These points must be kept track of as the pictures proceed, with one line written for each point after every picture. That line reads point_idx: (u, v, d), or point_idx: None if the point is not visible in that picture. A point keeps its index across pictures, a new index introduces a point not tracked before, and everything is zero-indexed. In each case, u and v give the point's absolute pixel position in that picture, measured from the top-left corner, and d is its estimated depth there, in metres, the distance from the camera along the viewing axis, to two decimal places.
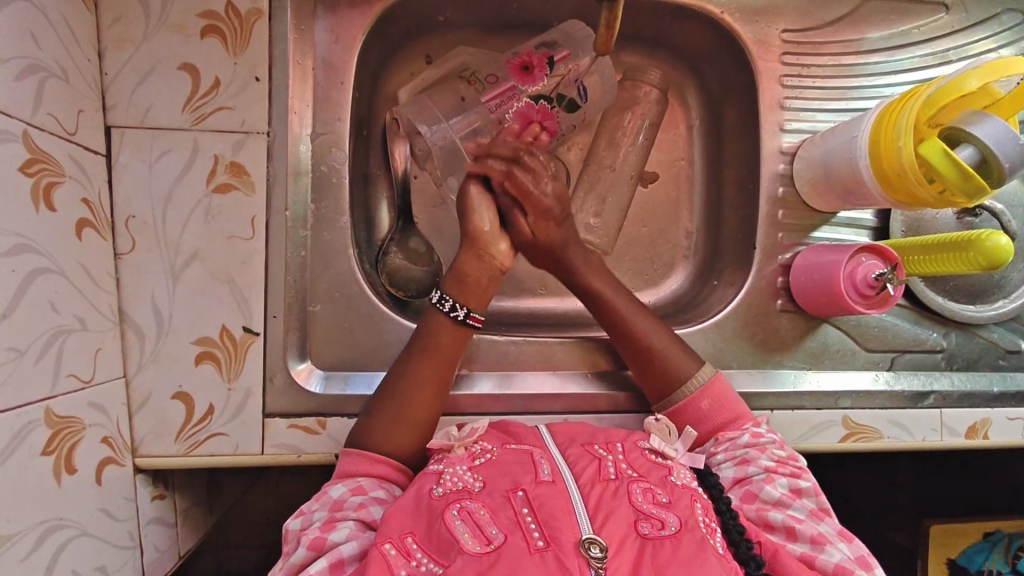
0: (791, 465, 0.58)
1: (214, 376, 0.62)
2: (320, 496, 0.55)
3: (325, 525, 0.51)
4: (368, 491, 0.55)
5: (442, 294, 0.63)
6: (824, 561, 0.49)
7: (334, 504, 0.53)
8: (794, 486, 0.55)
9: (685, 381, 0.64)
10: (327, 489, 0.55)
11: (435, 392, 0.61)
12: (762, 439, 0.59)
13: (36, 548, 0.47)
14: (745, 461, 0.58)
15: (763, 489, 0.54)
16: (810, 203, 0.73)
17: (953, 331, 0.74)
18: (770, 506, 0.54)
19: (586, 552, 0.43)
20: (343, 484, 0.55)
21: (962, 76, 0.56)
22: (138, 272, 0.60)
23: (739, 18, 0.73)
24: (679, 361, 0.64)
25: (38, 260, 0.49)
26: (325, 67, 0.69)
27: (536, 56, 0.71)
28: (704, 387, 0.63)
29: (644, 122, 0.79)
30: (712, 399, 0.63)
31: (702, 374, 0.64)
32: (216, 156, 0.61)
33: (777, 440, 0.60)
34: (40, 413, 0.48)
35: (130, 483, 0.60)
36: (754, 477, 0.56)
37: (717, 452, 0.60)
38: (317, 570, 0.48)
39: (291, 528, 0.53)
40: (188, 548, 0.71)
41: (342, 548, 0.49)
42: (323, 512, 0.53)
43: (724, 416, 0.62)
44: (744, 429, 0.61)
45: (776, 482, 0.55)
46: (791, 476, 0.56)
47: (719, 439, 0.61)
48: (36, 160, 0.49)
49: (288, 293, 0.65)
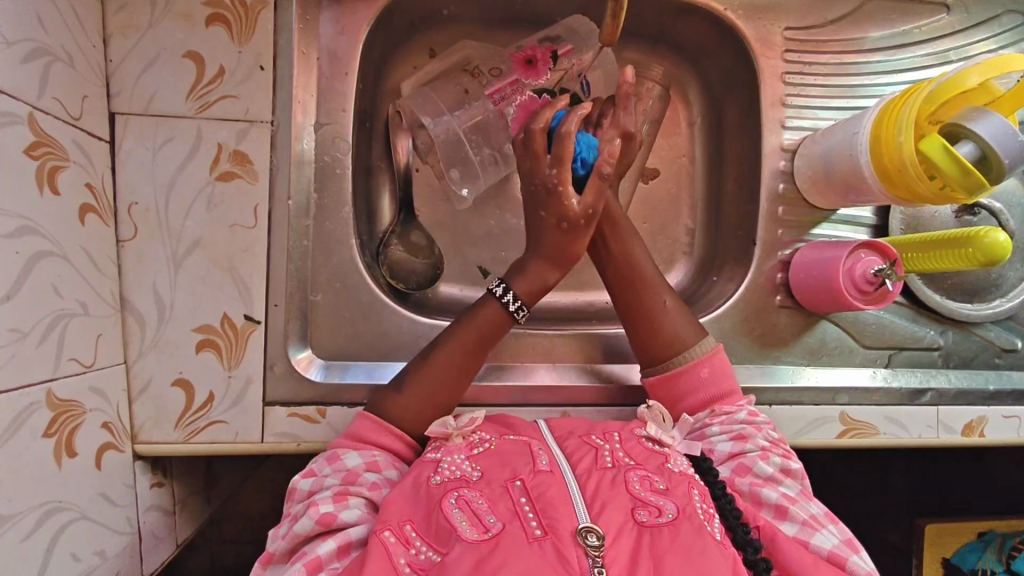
0: (781, 447, 0.58)
1: (214, 364, 0.62)
2: (334, 462, 0.55)
3: (336, 497, 0.51)
4: (382, 469, 0.55)
5: (520, 305, 0.64)
6: (817, 544, 0.48)
7: (348, 475, 0.54)
8: (784, 466, 0.56)
9: (686, 349, 0.63)
10: (341, 455, 0.56)
11: (468, 354, 0.62)
12: (759, 418, 0.60)
13: (35, 531, 0.47)
14: (741, 437, 0.58)
15: (757, 464, 0.55)
16: (810, 199, 0.73)
17: (951, 329, 0.75)
18: (762, 482, 0.54)
19: (583, 541, 0.42)
20: (359, 455, 0.55)
21: (964, 72, 0.56)
22: (140, 258, 0.60)
23: (742, 15, 0.74)
24: (681, 329, 0.64)
25: (41, 243, 0.49)
26: (329, 57, 0.69)
27: (539, 50, 0.73)
28: (704, 356, 0.63)
29: (645, 119, 0.81)
30: (711, 368, 0.62)
31: (702, 344, 0.63)
32: (219, 144, 0.62)
33: (770, 422, 0.61)
34: (41, 395, 0.48)
35: (129, 469, 0.60)
36: (749, 453, 0.56)
37: (713, 423, 0.60)
38: (325, 550, 0.48)
39: (300, 488, 0.54)
40: (186, 537, 0.71)
41: (350, 530, 0.49)
42: (335, 480, 0.54)
43: (721, 388, 0.62)
44: (740, 405, 0.61)
45: (769, 459, 0.56)
46: (783, 457, 0.57)
47: (715, 411, 0.61)
48: (41, 144, 0.49)
49: (289, 282, 0.65)
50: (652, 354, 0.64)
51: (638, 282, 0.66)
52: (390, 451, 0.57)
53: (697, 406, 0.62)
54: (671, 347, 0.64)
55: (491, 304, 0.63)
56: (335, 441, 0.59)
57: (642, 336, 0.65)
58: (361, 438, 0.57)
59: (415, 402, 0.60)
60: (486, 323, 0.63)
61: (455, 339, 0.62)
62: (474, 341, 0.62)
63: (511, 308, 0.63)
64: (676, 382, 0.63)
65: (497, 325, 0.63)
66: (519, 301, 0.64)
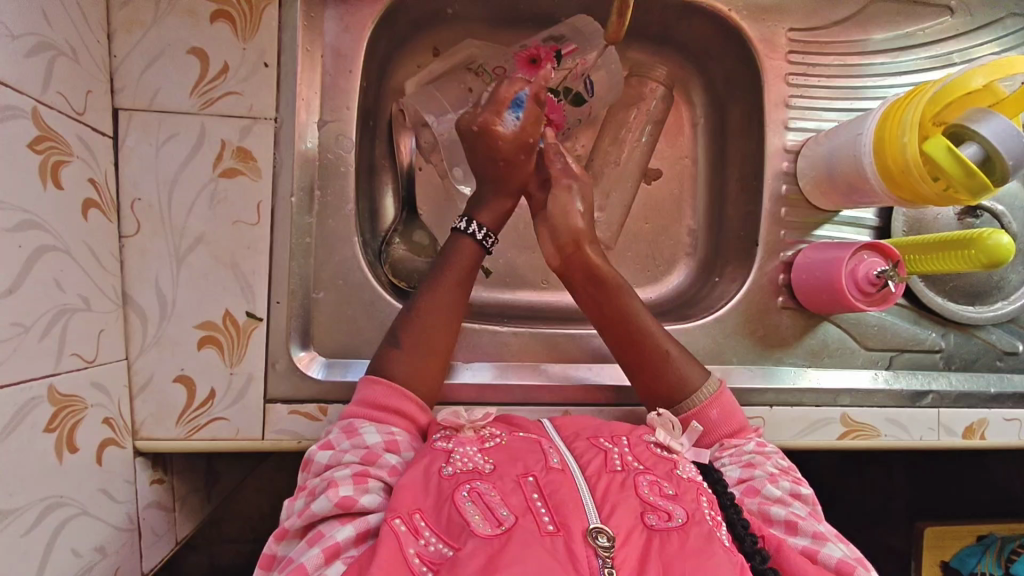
0: (792, 474, 0.58)
1: (216, 361, 0.62)
2: (352, 437, 0.55)
3: (356, 478, 0.51)
4: (400, 450, 0.55)
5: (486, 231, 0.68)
6: (826, 554, 0.48)
7: (367, 455, 0.54)
8: (794, 489, 0.55)
9: (692, 391, 0.63)
10: (360, 429, 0.56)
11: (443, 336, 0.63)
12: (767, 448, 0.60)
13: (36, 526, 0.47)
14: (751, 464, 0.58)
15: (765, 486, 0.55)
16: (813, 201, 0.73)
17: (952, 331, 0.75)
18: (771, 502, 0.54)
19: (593, 541, 0.43)
20: (379, 433, 0.55)
21: (968, 73, 0.56)
22: (142, 254, 0.60)
23: (745, 17, 0.74)
24: (686, 372, 0.64)
25: (44, 238, 0.49)
26: (333, 55, 0.69)
27: (543, 50, 0.72)
28: (712, 398, 0.63)
29: (648, 120, 0.80)
30: (720, 409, 0.62)
31: (708, 386, 0.63)
32: (223, 141, 0.61)
33: (781, 451, 0.61)
34: (43, 390, 0.48)
35: (130, 466, 0.60)
36: (758, 477, 0.56)
37: (722, 456, 0.60)
38: (343, 536, 0.47)
39: (318, 461, 0.54)
40: (186, 535, 0.70)
41: (369, 517, 0.49)
42: (354, 458, 0.53)
43: (731, 426, 0.62)
44: (749, 438, 0.61)
45: (779, 482, 0.56)
46: (793, 482, 0.56)
47: (725, 444, 0.61)
48: (45, 138, 0.49)
49: (291, 279, 0.65)
50: (655, 397, 0.64)
51: (620, 312, 0.66)
52: (405, 428, 0.58)
53: (707, 443, 0.62)
54: (676, 392, 0.63)
55: (462, 241, 0.67)
56: (348, 410, 0.58)
57: (644, 380, 0.65)
58: (377, 406, 0.58)
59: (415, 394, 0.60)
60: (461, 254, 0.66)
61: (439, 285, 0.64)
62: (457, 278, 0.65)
63: (483, 240, 0.67)
64: (682, 424, 0.63)
65: (472, 259, 0.67)
66: (488, 232, 0.68)
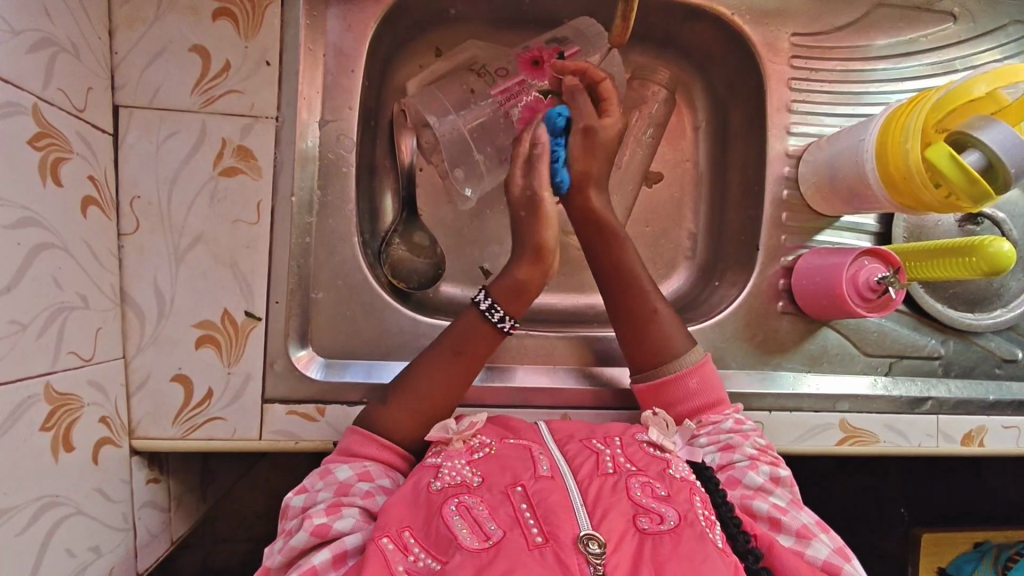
0: (770, 454, 0.58)
1: (214, 361, 0.61)
2: (325, 476, 0.55)
3: (330, 509, 0.51)
4: (375, 478, 0.55)
5: (492, 301, 0.63)
6: (812, 555, 0.49)
7: (340, 487, 0.54)
8: (774, 474, 0.55)
9: (675, 358, 0.63)
10: (333, 468, 0.55)
11: (455, 382, 0.61)
12: (745, 426, 0.60)
13: (31, 524, 0.46)
14: (729, 447, 0.58)
15: (747, 475, 0.55)
16: (815, 207, 0.73)
17: (952, 338, 0.75)
18: (752, 493, 0.54)
19: (583, 549, 0.42)
20: (351, 467, 0.55)
21: (971, 80, 0.56)
22: (140, 252, 0.60)
23: (749, 20, 0.74)
24: (675, 336, 0.64)
25: (42, 234, 0.48)
26: (335, 54, 0.69)
27: (546, 51, 0.72)
28: (694, 366, 0.63)
29: (650, 123, 0.79)
30: (700, 378, 0.62)
31: (692, 354, 0.63)
32: (224, 139, 0.61)
33: (758, 429, 0.60)
34: (40, 388, 0.48)
35: (126, 465, 0.59)
36: (738, 463, 0.57)
37: (700, 434, 0.60)
38: (320, 560, 0.48)
39: (294, 505, 0.54)
40: (181, 534, 0.70)
41: (346, 539, 0.49)
42: (328, 494, 0.53)
43: (709, 397, 0.62)
44: (726, 414, 0.61)
45: (759, 469, 0.55)
46: (772, 465, 0.56)
47: (703, 421, 0.61)
48: (45, 135, 0.49)
49: (290, 279, 0.65)
50: (646, 359, 0.64)
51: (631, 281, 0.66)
52: (380, 460, 0.57)
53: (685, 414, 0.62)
54: (664, 355, 0.64)
55: (475, 316, 0.63)
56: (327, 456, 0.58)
57: (634, 344, 0.65)
58: (351, 452, 0.57)
59: (408, 425, 0.59)
60: (472, 336, 0.63)
61: (439, 350, 0.62)
62: (453, 343, 0.62)
63: (499, 323, 0.63)
64: (667, 388, 0.63)
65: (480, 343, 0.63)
66: (509, 317, 0.63)
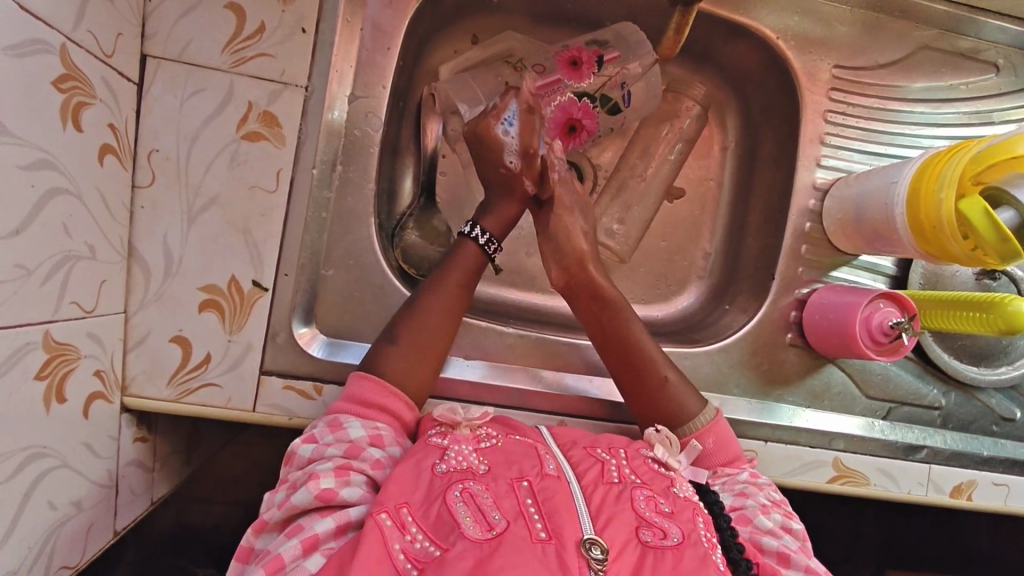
0: (784, 506, 0.58)
1: (216, 326, 0.60)
2: (336, 429, 0.54)
3: (337, 471, 0.50)
4: (385, 445, 0.54)
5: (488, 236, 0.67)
6: None
7: (351, 447, 0.52)
8: (786, 524, 0.55)
9: (691, 419, 0.62)
10: (344, 424, 0.54)
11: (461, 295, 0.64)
12: (761, 479, 0.59)
13: (16, 473, 0.45)
14: (743, 494, 0.57)
15: (758, 517, 0.55)
16: (835, 242, 0.72)
17: (954, 390, 0.74)
18: (763, 533, 0.54)
19: (586, 552, 0.43)
20: (363, 427, 0.54)
21: (1015, 138, 0.55)
22: (154, 208, 0.59)
23: (793, 47, 0.72)
24: (684, 397, 0.63)
25: (56, 179, 0.47)
26: (373, 29, 0.67)
27: (586, 53, 0.71)
28: (708, 426, 0.62)
29: (680, 138, 0.79)
30: (717, 437, 0.61)
31: (705, 414, 0.62)
32: (250, 103, 0.60)
33: (772, 482, 0.60)
34: (38, 335, 0.47)
35: (115, 421, 0.58)
36: (750, 506, 0.56)
37: (715, 484, 0.60)
38: (323, 528, 0.47)
39: (300, 455, 0.53)
40: (161, 495, 0.69)
41: (350, 510, 0.49)
42: (338, 451, 0.52)
43: (725, 456, 0.61)
44: (742, 468, 0.61)
45: (771, 514, 0.55)
46: (785, 515, 0.56)
47: (717, 473, 0.60)
48: (70, 78, 0.48)
49: (301, 253, 0.64)
50: (643, 412, 0.64)
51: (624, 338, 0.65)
52: (392, 426, 0.57)
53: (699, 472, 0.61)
54: (673, 417, 0.62)
55: (468, 245, 0.66)
56: (336, 404, 0.57)
57: (634, 389, 0.64)
58: (364, 402, 0.57)
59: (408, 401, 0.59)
60: (466, 261, 0.66)
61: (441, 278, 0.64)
62: (460, 281, 0.64)
63: (484, 244, 0.67)
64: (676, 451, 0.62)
65: (475, 266, 0.66)
66: (487, 234, 0.67)
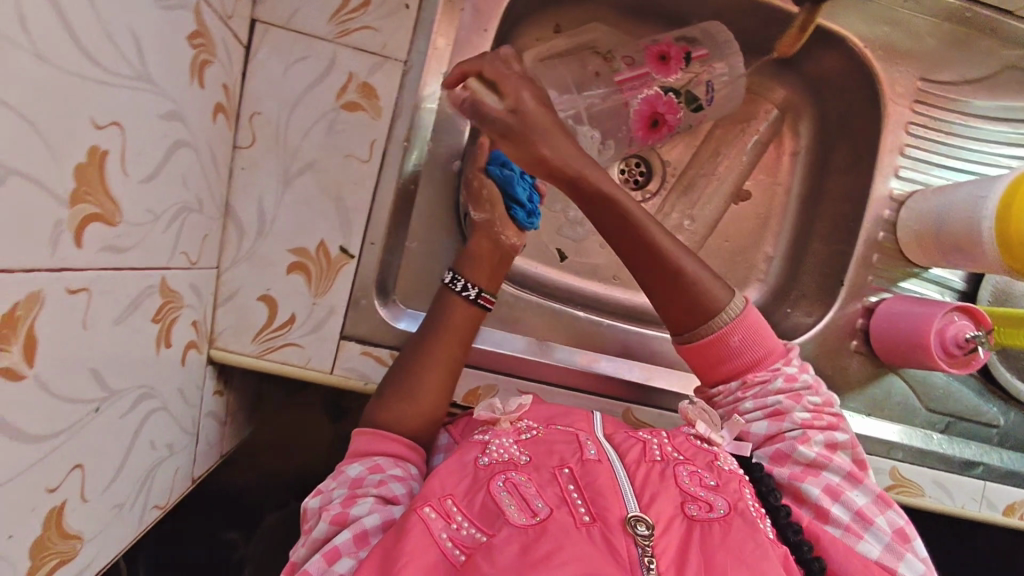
0: (826, 416, 0.59)
1: (302, 288, 0.62)
2: (337, 476, 0.55)
3: (348, 500, 0.52)
4: (386, 469, 0.55)
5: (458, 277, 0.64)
6: (863, 551, 0.51)
7: (353, 483, 0.54)
8: (828, 444, 0.57)
9: (720, 312, 0.60)
10: (345, 468, 0.56)
11: (458, 332, 0.62)
12: (798, 385, 0.59)
13: (130, 410, 0.46)
14: (777, 415, 0.58)
15: (797, 450, 0.56)
16: (907, 254, 0.73)
17: (1013, 410, 0.75)
18: (803, 472, 0.55)
19: (632, 530, 0.43)
20: (362, 465, 0.55)
21: None
22: (252, 168, 0.60)
23: (880, 56, 0.73)
24: (709, 290, 0.60)
25: (180, 131, 0.48)
26: (471, 12, 0.68)
27: (674, 48, 0.73)
28: (737, 319, 0.60)
29: (755, 139, 0.81)
30: (742, 334, 0.59)
31: (735, 305, 0.60)
32: (351, 74, 0.61)
33: (811, 385, 0.60)
34: (156, 281, 0.48)
35: (202, 372, 0.60)
36: (788, 435, 0.57)
37: (746, 398, 0.60)
38: (341, 542, 0.48)
39: (309, 508, 0.53)
40: (228, 450, 0.71)
41: (365, 521, 0.49)
42: (342, 490, 0.54)
43: (757, 351, 0.60)
44: (777, 371, 0.60)
45: (811, 441, 0.56)
46: (826, 441, 0.57)
47: (749, 383, 0.60)
48: (200, 34, 0.49)
49: (387, 224, 0.65)
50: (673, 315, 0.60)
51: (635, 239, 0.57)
52: (394, 454, 0.57)
53: (732, 373, 0.61)
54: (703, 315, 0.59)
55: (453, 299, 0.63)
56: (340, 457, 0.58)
57: (662, 293, 0.59)
58: (359, 451, 0.57)
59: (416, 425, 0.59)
60: (449, 316, 0.63)
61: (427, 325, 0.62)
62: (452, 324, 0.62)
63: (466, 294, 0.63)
64: (708, 351, 0.60)
65: (465, 318, 0.63)
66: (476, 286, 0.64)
